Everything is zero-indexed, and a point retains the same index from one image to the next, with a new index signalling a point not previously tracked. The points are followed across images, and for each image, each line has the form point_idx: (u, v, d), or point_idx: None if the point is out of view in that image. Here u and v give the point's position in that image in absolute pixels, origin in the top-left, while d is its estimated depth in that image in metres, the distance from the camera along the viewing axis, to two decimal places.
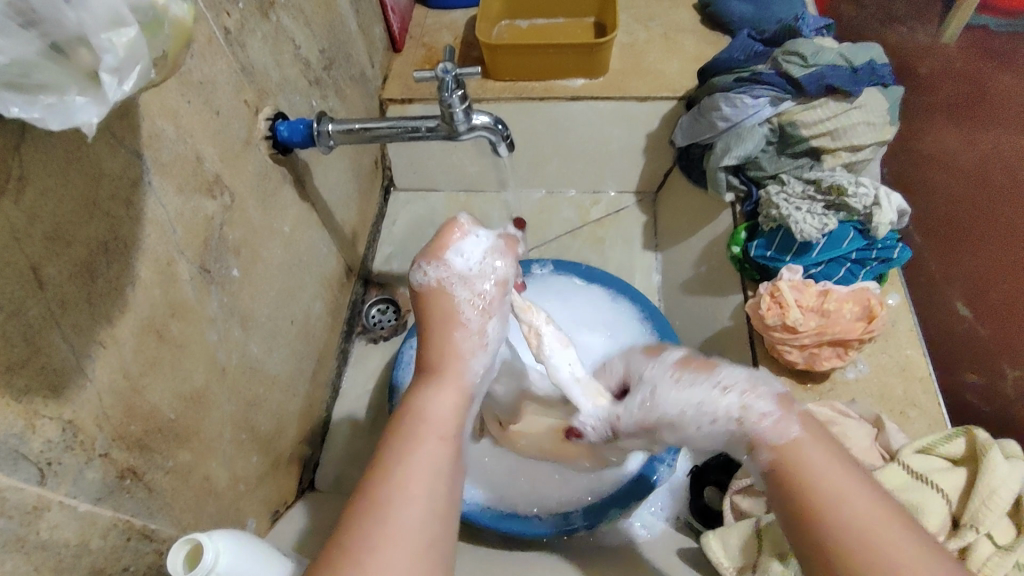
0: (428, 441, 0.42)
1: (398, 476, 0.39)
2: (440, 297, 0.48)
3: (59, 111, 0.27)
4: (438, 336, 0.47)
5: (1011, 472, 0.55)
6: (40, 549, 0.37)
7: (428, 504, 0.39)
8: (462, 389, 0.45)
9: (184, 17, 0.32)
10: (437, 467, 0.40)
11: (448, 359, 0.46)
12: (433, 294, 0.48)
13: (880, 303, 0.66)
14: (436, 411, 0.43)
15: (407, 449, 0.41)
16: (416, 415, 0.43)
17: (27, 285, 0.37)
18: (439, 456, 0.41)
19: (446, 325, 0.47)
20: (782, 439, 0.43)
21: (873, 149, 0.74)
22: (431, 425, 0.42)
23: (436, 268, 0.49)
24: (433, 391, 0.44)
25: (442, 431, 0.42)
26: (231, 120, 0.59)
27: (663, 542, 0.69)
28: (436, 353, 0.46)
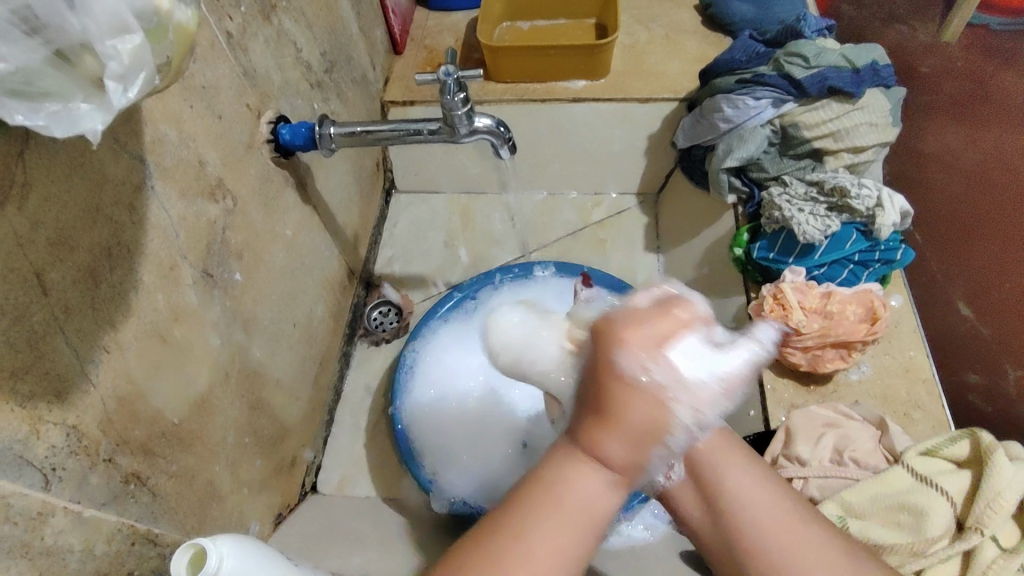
0: (565, 523, 0.43)
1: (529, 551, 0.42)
2: (658, 404, 0.41)
3: (64, 117, 0.28)
4: (645, 450, 0.42)
5: (1017, 475, 0.54)
6: (44, 555, 0.37)
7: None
8: (623, 483, 0.44)
9: (188, 23, 0.32)
10: (569, 555, 0.43)
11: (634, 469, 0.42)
12: (648, 400, 0.41)
13: (883, 304, 0.67)
14: (591, 497, 0.43)
15: (541, 527, 0.43)
16: (564, 493, 0.43)
17: (31, 291, 0.37)
18: (574, 543, 0.43)
19: (653, 438, 0.41)
20: (707, 425, 0.52)
21: (876, 149, 0.74)
22: (584, 515, 0.43)
23: (656, 368, 0.41)
24: (586, 471, 0.43)
25: (586, 515, 0.43)
26: (233, 124, 0.59)
27: (666, 543, 0.68)
28: (620, 440, 0.42)
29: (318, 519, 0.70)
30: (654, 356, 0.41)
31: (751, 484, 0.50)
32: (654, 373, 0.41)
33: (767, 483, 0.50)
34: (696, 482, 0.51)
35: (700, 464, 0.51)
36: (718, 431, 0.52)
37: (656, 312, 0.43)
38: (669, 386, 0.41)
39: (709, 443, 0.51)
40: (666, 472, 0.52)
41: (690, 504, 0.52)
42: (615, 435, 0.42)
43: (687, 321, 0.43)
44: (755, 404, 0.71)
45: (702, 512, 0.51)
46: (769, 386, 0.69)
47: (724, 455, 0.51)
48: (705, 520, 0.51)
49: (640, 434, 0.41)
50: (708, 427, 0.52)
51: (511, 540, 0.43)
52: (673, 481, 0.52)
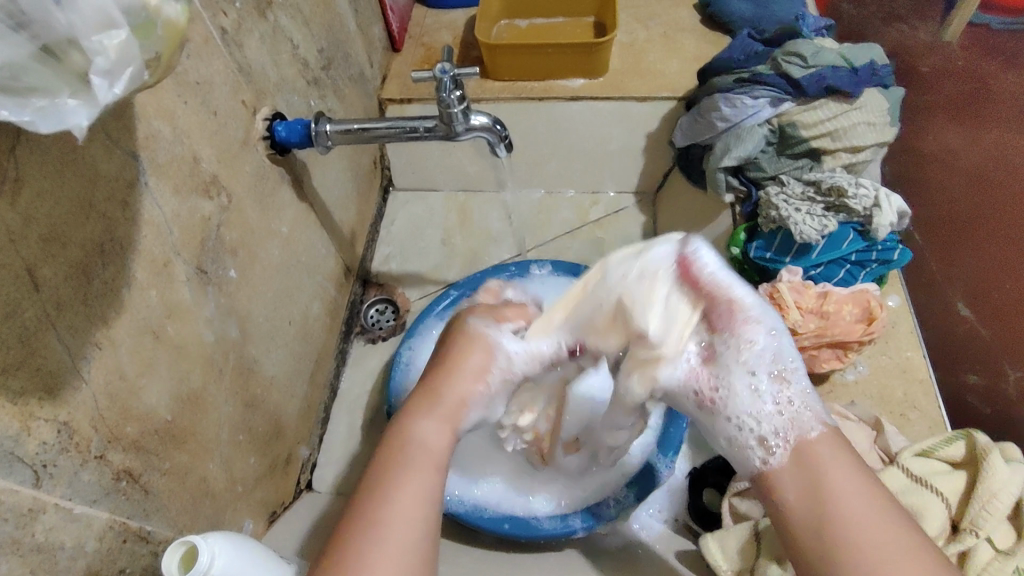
0: (416, 467, 0.45)
1: (390, 502, 0.43)
2: (471, 344, 0.51)
3: (50, 113, 0.27)
4: (450, 372, 0.50)
5: (1009, 476, 0.55)
6: (34, 552, 0.37)
7: (416, 517, 0.43)
8: (455, 424, 0.48)
9: (179, 19, 0.31)
10: (425, 493, 0.44)
11: (450, 398, 0.49)
12: (468, 342, 0.51)
13: (879, 304, 0.67)
14: (429, 441, 0.47)
15: (400, 475, 0.44)
16: (409, 442, 0.46)
17: (22, 287, 0.37)
18: (427, 483, 0.44)
19: (467, 372, 0.50)
20: (820, 422, 0.48)
21: (874, 149, 0.74)
22: (422, 453, 0.46)
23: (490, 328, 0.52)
24: (425, 421, 0.48)
25: (432, 457, 0.46)
26: (228, 121, 0.58)
27: (663, 543, 0.69)
28: (454, 381, 0.49)
29: (313, 517, 0.69)
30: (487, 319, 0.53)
31: (855, 480, 0.45)
32: (493, 331, 0.52)
33: (866, 475, 0.45)
34: (804, 470, 0.46)
35: (810, 451, 0.46)
36: (826, 427, 0.48)
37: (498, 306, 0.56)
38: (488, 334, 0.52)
39: (822, 437, 0.47)
40: (762, 454, 0.47)
41: (791, 490, 0.45)
42: (442, 375, 0.50)
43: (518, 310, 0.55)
44: None
45: (804, 499, 0.45)
46: None
47: (835, 453, 0.46)
48: (802, 503, 0.45)
49: (467, 371, 0.50)
50: (821, 423, 0.48)
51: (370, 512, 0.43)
52: (774, 467, 0.47)
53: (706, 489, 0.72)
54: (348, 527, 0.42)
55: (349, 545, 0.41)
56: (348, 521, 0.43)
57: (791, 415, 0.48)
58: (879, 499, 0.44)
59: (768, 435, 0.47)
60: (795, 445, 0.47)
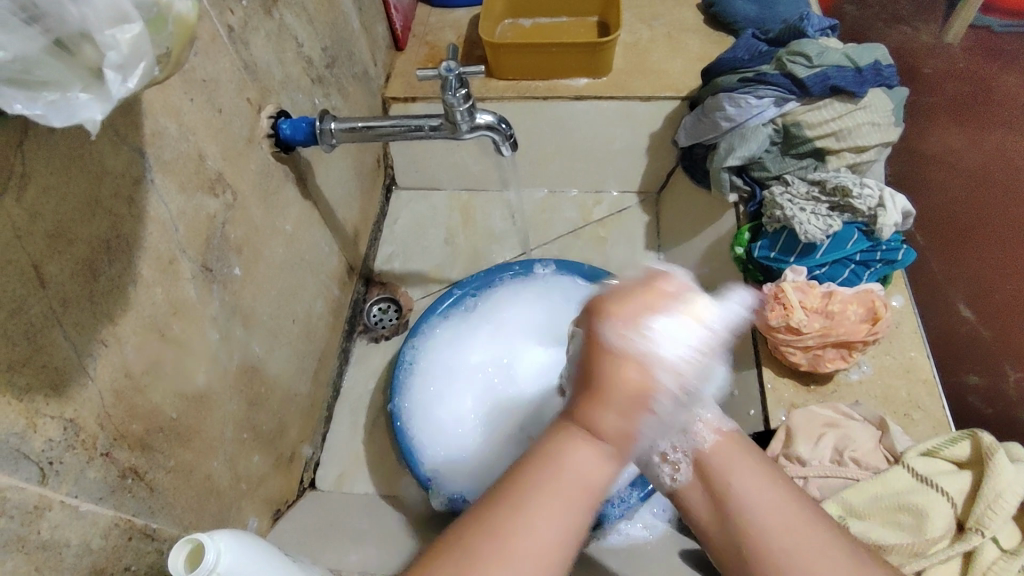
0: (562, 498, 0.43)
1: (524, 529, 0.42)
2: (646, 373, 0.42)
3: (62, 107, 0.27)
4: (629, 411, 0.43)
5: (1015, 476, 0.54)
6: (41, 549, 0.37)
7: (549, 552, 0.42)
8: (617, 458, 0.44)
9: (189, 14, 0.31)
10: (565, 528, 0.42)
11: (622, 435, 0.43)
12: (633, 369, 0.42)
13: (884, 304, 0.67)
14: (583, 474, 0.43)
15: (543, 504, 0.42)
16: (563, 470, 0.43)
17: (28, 284, 0.37)
18: (569, 520, 0.42)
19: (641, 403, 0.43)
20: (715, 429, 0.50)
21: (878, 149, 0.74)
22: (573, 485, 0.43)
23: (641, 337, 0.42)
24: (585, 450, 0.43)
25: (585, 492, 0.43)
26: (234, 118, 0.58)
27: (665, 542, 0.68)
28: (626, 416, 0.43)
29: (316, 516, 0.69)
30: (632, 328, 0.42)
31: (757, 484, 0.47)
32: (643, 342, 0.42)
33: (769, 476, 0.47)
34: (706, 483, 0.49)
35: (708, 463, 0.49)
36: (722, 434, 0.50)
37: (637, 287, 0.44)
38: (654, 357, 0.42)
39: (718, 443, 0.49)
40: (670, 474, 0.50)
41: (701, 504, 0.49)
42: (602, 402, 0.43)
43: (672, 290, 0.44)
44: (756, 403, 0.71)
45: (712, 512, 0.48)
46: (769, 385, 0.69)
47: (729, 455, 0.49)
48: (713, 517, 0.48)
49: (628, 400, 0.42)
50: (715, 430, 0.50)
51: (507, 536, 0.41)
52: (682, 484, 0.50)
53: None
54: (485, 547, 0.41)
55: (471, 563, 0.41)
56: (478, 534, 0.42)
57: (694, 433, 0.50)
58: (779, 491, 0.47)
59: (673, 451, 0.50)
60: (693, 458, 0.50)
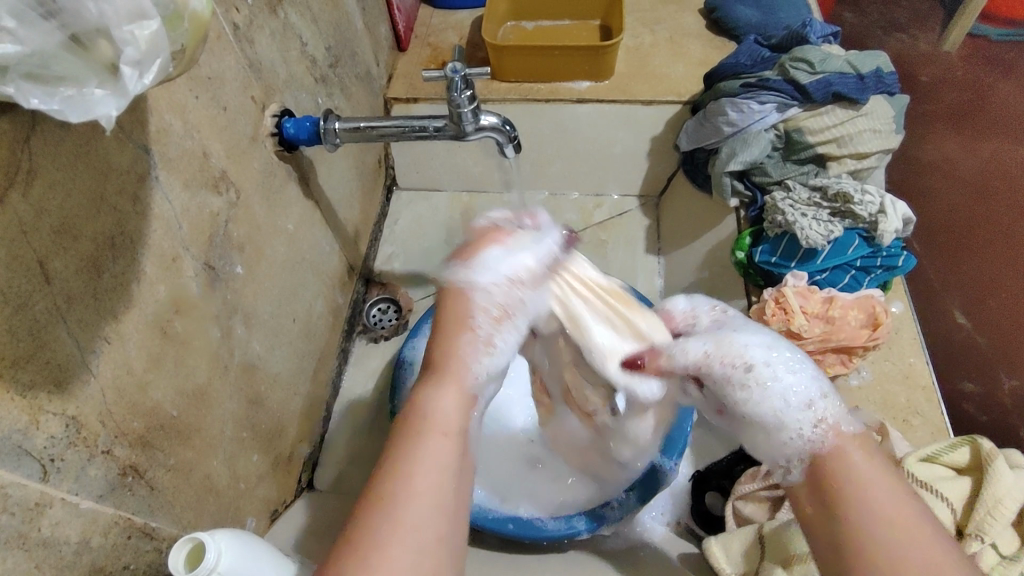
0: (433, 436, 0.41)
1: (406, 475, 0.38)
2: (456, 297, 0.47)
3: (78, 102, 0.27)
4: (450, 339, 0.45)
5: (1015, 482, 0.55)
6: (40, 546, 0.37)
7: (435, 485, 0.39)
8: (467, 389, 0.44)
9: (204, 12, 0.31)
10: (439, 466, 0.39)
11: (452, 359, 0.45)
12: (457, 303, 0.47)
13: (884, 310, 0.67)
14: (442, 410, 0.42)
15: (417, 447, 0.40)
16: (424, 413, 0.42)
17: (33, 279, 0.36)
18: (448, 452, 0.40)
19: (457, 324, 0.46)
20: (835, 431, 0.45)
21: (879, 156, 0.74)
22: (434, 422, 0.41)
23: (462, 277, 0.48)
24: (443, 392, 0.43)
25: (446, 428, 0.41)
26: (238, 117, 0.58)
27: (665, 544, 0.69)
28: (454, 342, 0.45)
29: (314, 515, 0.69)
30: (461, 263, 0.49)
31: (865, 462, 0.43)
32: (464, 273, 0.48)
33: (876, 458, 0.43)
34: (816, 482, 0.43)
35: (825, 462, 0.43)
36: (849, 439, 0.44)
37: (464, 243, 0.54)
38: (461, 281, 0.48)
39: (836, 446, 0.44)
40: (783, 473, 0.46)
41: (807, 503, 0.43)
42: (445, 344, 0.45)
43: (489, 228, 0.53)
44: None
45: (819, 507, 0.42)
46: None
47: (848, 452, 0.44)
48: (820, 514, 0.42)
49: (459, 326, 0.46)
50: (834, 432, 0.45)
51: (394, 485, 0.38)
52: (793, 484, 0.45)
53: (709, 494, 0.72)
54: (380, 497, 0.38)
55: (365, 528, 0.37)
56: (372, 500, 0.38)
57: (816, 439, 0.45)
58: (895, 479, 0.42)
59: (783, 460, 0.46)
60: (811, 462, 0.44)
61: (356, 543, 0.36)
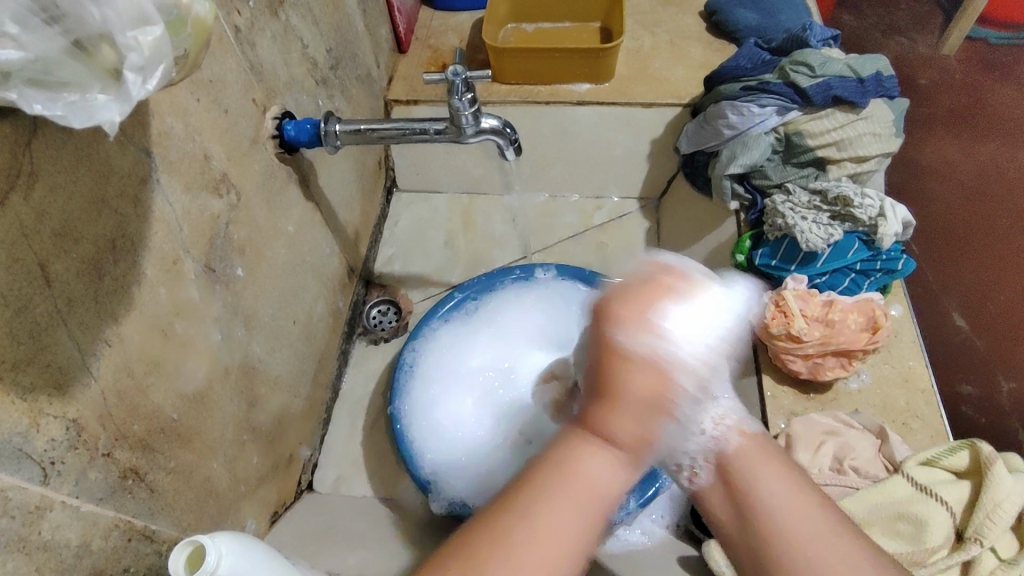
0: (573, 506, 0.41)
1: (537, 534, 0.40)
2: (659, 375, 0.39)
3: (82, 109, 0.27)
4: (640, 419, 0.40)
5: (1014, 486, 0.55)
6: (41, 549, 0.37)
7: (564, 548, 0.40)
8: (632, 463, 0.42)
9: (207, 17, 0.31)
10: (578, 528, 0.41)
11: (637, 441, 0.41)
12: (649, 378, 0.39)
13: (883, 314, 0.67)
14: (600, 483, 0.41)
15: (554, 506, 0.40)
16: (574, 475, 0.41)
17: (34, 281, 0.36)
18: (583, 523, 0.41)
19: (656, 409, 0.40)
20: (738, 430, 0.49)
21: (879, 160, 0.74)
22: (586, 495, 0.41)
23: (653, 339, 0.39)
24: (603, 457, 0.41)
25: (595, 495, 0.41)
26: (239, 119, 0.58)
27: (664, 548, 0.68)
28: (640, 421, 0.40)
29: (313, 517, 0.69)
30: (650, 329, 0.39)
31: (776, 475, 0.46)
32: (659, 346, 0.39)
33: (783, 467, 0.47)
34: (726, 483, 0.48)
35: (734, 467, 0.47)
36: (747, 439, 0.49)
37: (643, 276, 0.42)
38: (665, 357, 0.39)
39: (740, 449, 0.48)
40: (688, 478, 0.49)
41: (720, 504, 0.48)
42: (618, 405, 0.40)
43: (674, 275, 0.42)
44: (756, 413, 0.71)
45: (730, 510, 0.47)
46: (769, 393, 0.69)
47: (755, 459, 0.48)
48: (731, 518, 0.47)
49: (642, 407, 0.40)
50: (737, 432, 0.49)
51: (521, 534, 0.40)
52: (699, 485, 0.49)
53: None
54: (503, 547, 0.39)
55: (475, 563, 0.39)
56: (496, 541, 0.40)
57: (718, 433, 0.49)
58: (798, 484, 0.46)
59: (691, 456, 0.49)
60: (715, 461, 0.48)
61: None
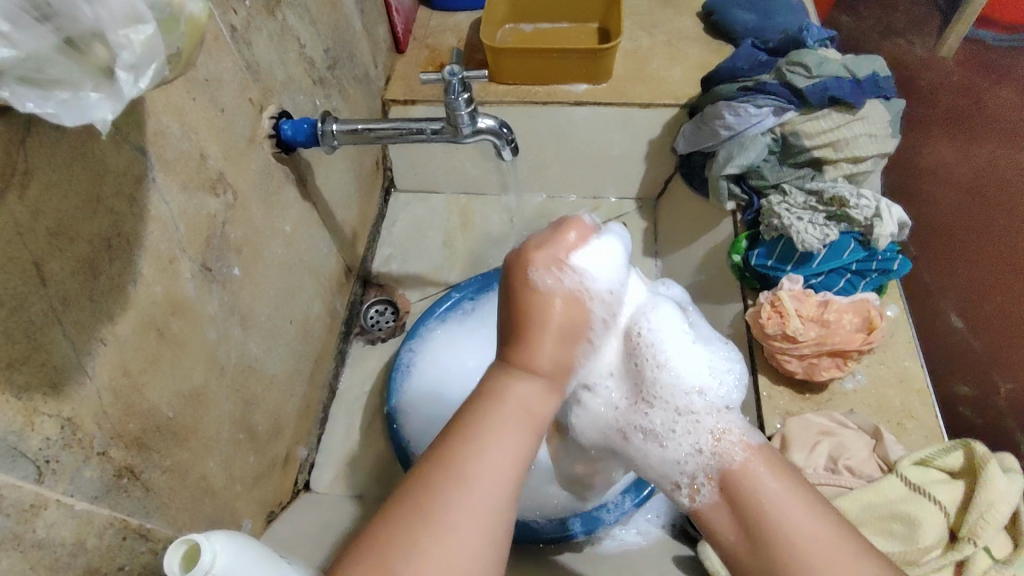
0: (509, 419, 0.42)
1: (477, 454, 0.40)
2: (565, 301, 0.45)
3: (73, 107, 0.27)
4: (554, 340, 0.45)
5: (1008, 487, 0.55)
6: (35, 548, 0.37)
7: (507, 470, 0.40)
8: (555, 386, 0.45)
9: (200, 15, 0.31)
10: (519, 449, 0.41)
11: (551, 358, 0.44)
12: (560, 302, 0.45)
13: (879, 314, 0.67)
14: (527, 400, 0.43)
15: (492, 426, 0.41)
16: (506, 398, 0.42)
17: (29, 281, 0.37)
18: (522, 444, 0.41)
19: (564, 330, 0.45)
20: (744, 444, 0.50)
21: (874, 161, 0.75)
22: (518, 412, 0.42)
23: (559, 273, 0.46)
24: (525, 377, 0.43)
25: (527, 415, 0.42)
26: (236, 119, 0.58)
27: (660, 547, 0.68)
28: (552, 342, 0.45)
29: (310, 516, 0.69)
30: (553, 264, 0.46)
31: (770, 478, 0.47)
32: (562, 277, 0.46)
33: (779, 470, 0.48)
34: (729, 500, 0.47)
35: (732, 481, 0.48)
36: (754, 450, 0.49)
37: (551, 233, 0.49)
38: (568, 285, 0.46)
39: (744, 462, 0.48)
40: (689, 494, 0.50)
41: (726, 525, 0.47)
42: (538, 337, 0.44)
43: (580, 232, 0.49)
44: (752, 413, 0.71)
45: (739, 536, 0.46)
46: (765, 393, 0.69)
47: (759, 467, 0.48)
48: (740, 542, 0.46)
49: (557, 330, 0.45)
50: (744, 446, 0.50)
51: (466, 453, 0.39)
52: (702, 504, 0.49)
53: None
54: (448, 473, 0.39)
55: (424, 491, 0.38)
56: (440, 466, 0.39)
57: (720, 451, 0.50)
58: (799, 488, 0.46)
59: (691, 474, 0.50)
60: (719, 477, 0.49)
61: (422, 501, 0.38)
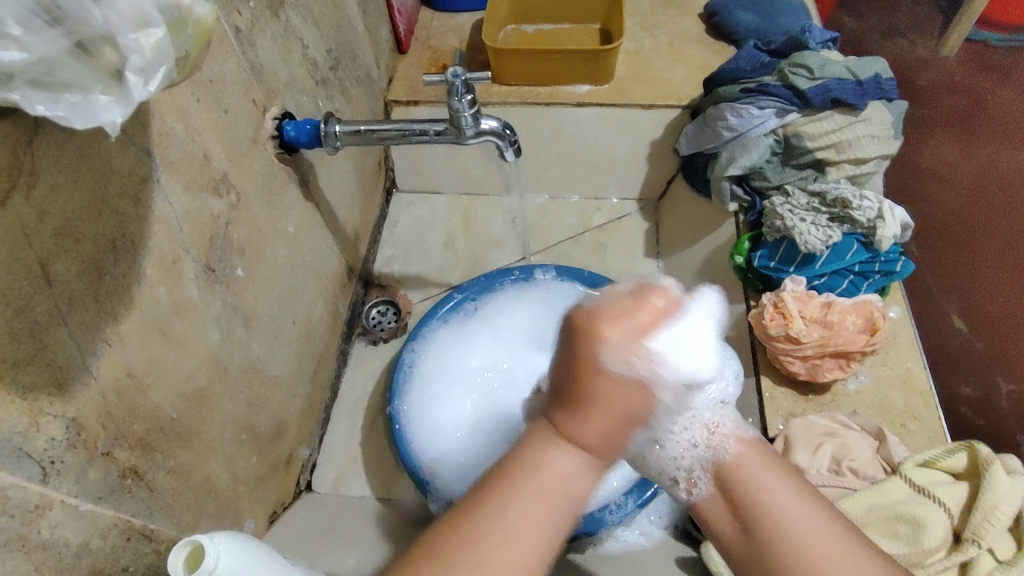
0: (543, 501, 0.40)
1: (505, 530, 0.39)
2: (637, 390, 0.39)
3: (83, 109, 0.27)
4: (610, 423, 0.40)
5: (1012, 489, 0.55)
6: (40, 548, 0.37)
7: (537, 546, 0.40)
8: (597, 464, 0.41)
9: (207, 18, 0.32)
10: (552, 526, 0.40)
11: (603, 443, 0.41)
12: (630, 390, 0.39)
13: (882, 316, 0.67)
14: (563, 476, 0.40)
15: (519, 503, 0.40)
16: (539, 473, 0.40)
17: (34, 282, 0.37)
18: (553, 524, 0.40)
19: (627, 417, 0.40)
20: (737, 439, 0.50)
21: (877, 162, 0.75)
22: (553, 490, 0.40)
23: (639, 361, 0.38)
24: (563, 452, 0.40)
25: (563, 495, 0.40)
26: (239, 119, 0.58)
27: (663, 548, 0.69)
28: (607, 427, 0.40)
29: (313, 517, 0.69)
30: (631, 348, 0.38)
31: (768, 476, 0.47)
32: (642, 366, 0.38)
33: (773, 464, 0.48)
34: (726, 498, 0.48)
35: (728, 473, 0.48)
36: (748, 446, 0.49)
37: (629, 296, 0.40)
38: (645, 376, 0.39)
39: (740, 457, 0.48)
40: (686, 489, 0.50)
41: (722, 518, 0.48)
42: (591, 416, 0.40)
43: (663, 299, 0.40)
44: (755, 414, 0.71)
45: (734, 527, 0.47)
46: (767, 394, 0.69)
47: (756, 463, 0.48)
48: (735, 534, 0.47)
49: (616, 416, 0.40)
50: (736, 440, 0.50)
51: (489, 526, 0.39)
52: (698, 498, 0.50)
53: None
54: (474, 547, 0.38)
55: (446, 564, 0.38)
56: (465, 536, 0.39)
57: (712, 446, 0.49)
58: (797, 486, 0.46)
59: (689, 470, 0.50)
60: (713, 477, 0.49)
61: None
